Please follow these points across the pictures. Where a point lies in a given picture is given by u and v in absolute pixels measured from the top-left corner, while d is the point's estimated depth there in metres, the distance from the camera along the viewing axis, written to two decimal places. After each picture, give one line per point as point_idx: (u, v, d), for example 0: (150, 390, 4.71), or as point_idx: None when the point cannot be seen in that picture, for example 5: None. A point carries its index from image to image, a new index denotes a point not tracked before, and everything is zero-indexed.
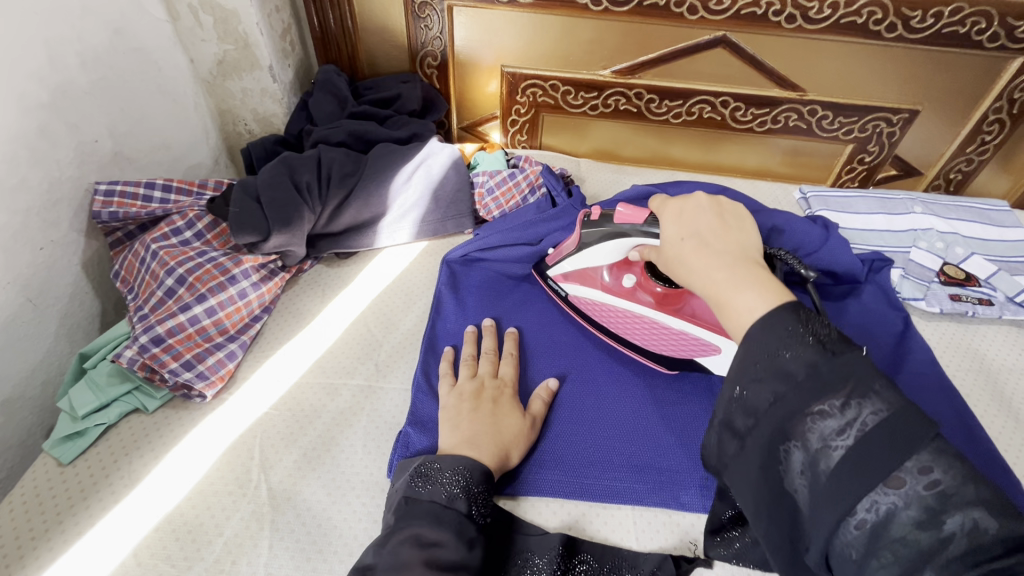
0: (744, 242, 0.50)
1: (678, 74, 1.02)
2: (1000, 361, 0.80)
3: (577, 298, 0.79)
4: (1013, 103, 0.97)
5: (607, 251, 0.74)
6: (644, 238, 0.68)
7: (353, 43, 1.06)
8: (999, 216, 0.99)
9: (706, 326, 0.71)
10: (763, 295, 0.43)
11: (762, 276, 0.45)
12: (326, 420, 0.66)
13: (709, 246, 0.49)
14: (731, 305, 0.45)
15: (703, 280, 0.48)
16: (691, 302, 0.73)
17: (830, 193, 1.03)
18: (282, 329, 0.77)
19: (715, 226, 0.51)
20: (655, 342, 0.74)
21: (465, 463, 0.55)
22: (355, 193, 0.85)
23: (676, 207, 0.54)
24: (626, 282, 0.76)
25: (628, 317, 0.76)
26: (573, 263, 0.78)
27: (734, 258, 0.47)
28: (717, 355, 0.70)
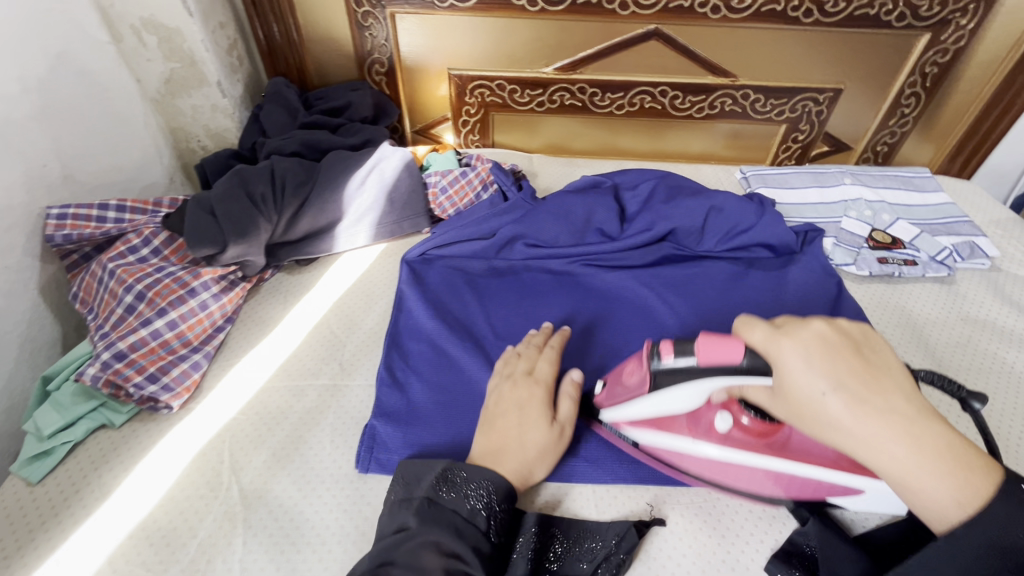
0: (898, 382, 0.44)
1: (617, 67, 1.06)
2: (925, 315, 0.86)
3: (653, 446, 0.64)
4: (926, 77, 1.04)
5: (688, 396, 0.56)
6: (736, 381, 0.51)
7: (300, 54, 1.08)
8: (922, 182, 1.07)
9: (828, 464, 0.57)
10: (962, 499, 0.41)
11: (945, 444, 0.42)
12: (293, 419, 0.68)
13: (875, 407, 0.42)
14: (916, 492, 0.42)
15: (863, 450, 0.43)
16: (788, 434, 0.59)
17: (768, 171, 1.10)
18: (247, 336, 0.79)
19: (859, 370, 0.44)
20: (757, 486, 0.61)
21: (490, 476, 0.57)
22: (310, 200, 0.87)
23: (792, 349, 0.45)
24: (721, 426, 0.59)
25: (728, 467, 0.60)
26: (636, 413, 0.62)
27: (909, 429, 0.42)
28: (859, 496, 0.58)
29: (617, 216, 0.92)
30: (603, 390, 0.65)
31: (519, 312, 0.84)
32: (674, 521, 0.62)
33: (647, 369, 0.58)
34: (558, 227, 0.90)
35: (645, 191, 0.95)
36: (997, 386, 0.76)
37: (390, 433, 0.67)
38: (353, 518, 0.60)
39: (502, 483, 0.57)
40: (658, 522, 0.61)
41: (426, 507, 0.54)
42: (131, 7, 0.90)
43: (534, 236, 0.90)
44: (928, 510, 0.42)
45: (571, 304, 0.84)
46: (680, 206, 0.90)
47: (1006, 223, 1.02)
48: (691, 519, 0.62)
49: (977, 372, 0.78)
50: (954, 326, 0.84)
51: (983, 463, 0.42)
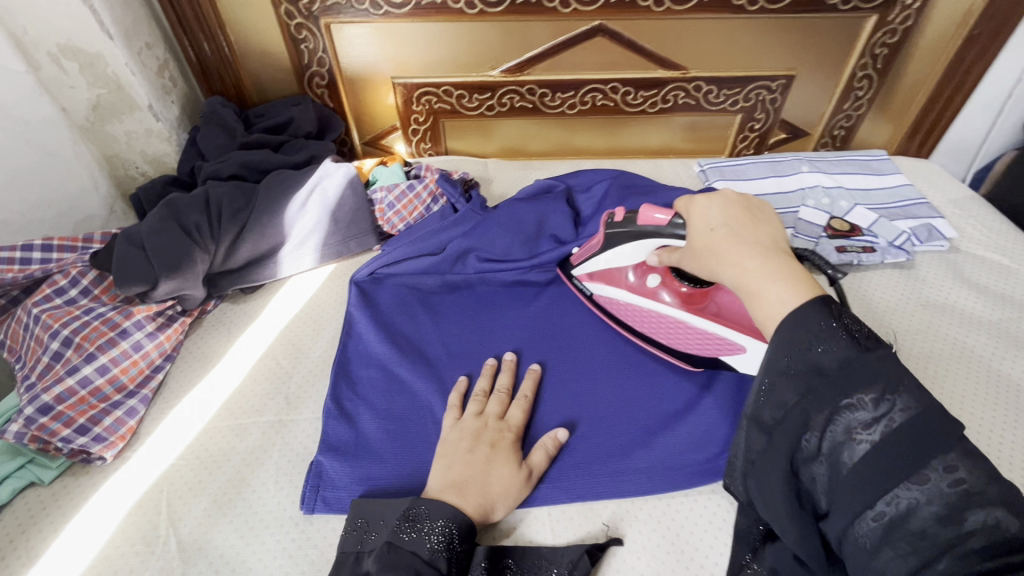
0: (772, 232, 0.54)
1: (565, 66, 1.04)
2: (885, 303, 0.85)
3: (601, 296, 0.80)
4: (876, 59, 1.03)
5: (629, 254, 0.74)
6: (667, 241, 0.68)
7: (235, 71, 1.04)
8: (879, 165, 1.05)
9: (727, 325, 0.71)
10: (793, 288, 0.48)
11: (796, 271, 0.49)
12: (236, 462, 0.65)
13: (735, 233, 0.54)
14: (761, 295, 0.49)
15: (715, 263, 0.54)
16: (717, 298, 0.74)
17: (725, 163, 1.08)
18: (188, 374, 0.75)
19: (740, 217, 0.55)
20: (668, 339, 0.75)
21: (452, 515, 0.55)
22: (249, 226, 0.84)
23: (704, 203, 0.58)
24: (651, 282, 0.76)
25: (654, 317, 0.76)
26: (594, 266, 0.79)
27: (763, 250, 0.51)
28: (741, 354, 0.70)
29: (570, 222, 0.89)
30: (581, 250, 0.83)
31: (474, 328, 0.81)
32: (631, 539, 0.60)
33: (604, 230, 0.76)
34: (510, 237, 0.87)
35: (598, 193, 0.92)
36: (959, 374, 0.74)
37: (339, 469, 0.64)
38: (299, 564, 0.58)
39: (463, 523, 0.56)
40: (613, 543, 0.59)
41: (386, 550, 0.53)
42: (46, 33, 0.83)
43: (485, 248, 0.87)
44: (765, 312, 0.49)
45: (527, 317, 0.82)
46: (633, 207, 0.88)
47: (965, 202, 1.01)
48: (648, 536, 0.60)
49: (938, 359, 0.76)
50: (914, 313, 0.83)
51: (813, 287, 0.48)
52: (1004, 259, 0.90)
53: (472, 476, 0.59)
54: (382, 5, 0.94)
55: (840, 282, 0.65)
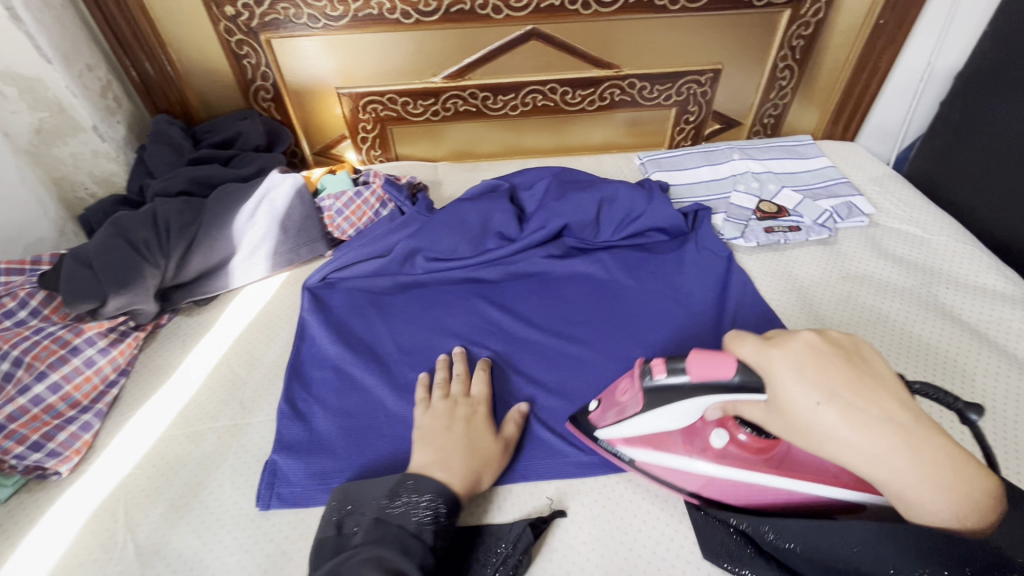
0: (890, 391, 0.44)
1: (503, 70, 1.08)
2: (809, 278, 0.90)
3: (649, 465, 0.64)
4: (794, 50, 1.10)
5: (679, 413, 0.57)
6: (734, 397, 0.51)
7: (180, 88, 1.06)
8: (805, 150, 1.12)
9: (825, 480, 0.54)
10: (955, 501, 0.42)
11: (936, 448, 0.42)
12: (192, 466, 0.68)
13: (874, 422, 0.42)
14: (911, 500, 0.43)
15: (845, 450, 0.43)
16: (788, 448, 0.57)
17: (662, 155, 1.13)
18: (143, 388, 0.76)
19: (849, 379, 0.44)
20: (739, 498, 0.60)
21: (438, 491, 0.58)
22: (198, 240, 0.86)
23: (782, 362, 0.46)
24: (716, 442, 0.59)
25: (730, 486, 0.59)
26: (633, 430, 0.62)
27: (903, 439, 0.42)
28: (859, 509, 0.55)
29: (514, 218, 0.93)
30: (597, 409, 0.67)
31: (425, 324, 0.85)
32: (574, 511, 0.64)
33: (642, 386, 0.58)
34: (456, 237, 0.91)
35: (540, 189, 0.97)
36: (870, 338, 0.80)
37: (293, 465, 0.67)
38: (255, 556, 0.60)
39: (449, 500, 0.58)
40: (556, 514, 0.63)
41: (375, 525, 0.55)
42: None
43: (433, 248, 0.90)
44: (914, 509, 0.44)
45: (474, 311, 0.86)
46: (571, 202, 0.93)
47: (883, 180, 1.08)
48: (589, 507, 0.65)
49: (851, 326, 0.82)
50: (835, 285, 0.89)
51: (977, 469, 0.43)
52: (916, 230, 0.97)
53: (452, 448, 0.63)
54: (320, 19, 0.98)
55: (967, 404, 0.50)
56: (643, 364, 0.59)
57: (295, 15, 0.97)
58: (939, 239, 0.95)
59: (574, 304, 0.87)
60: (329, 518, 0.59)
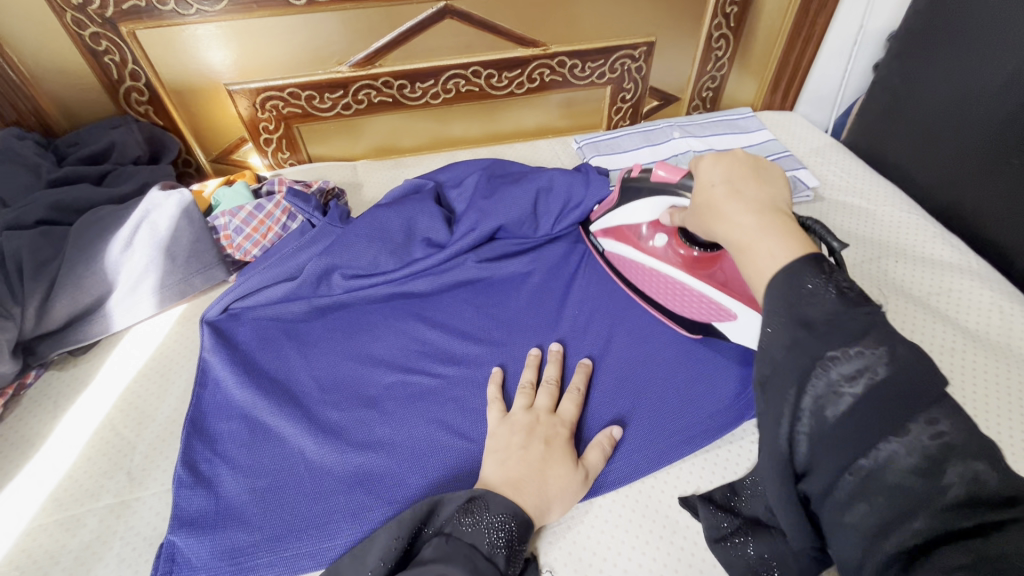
0: (774, 193, 0.45)
1: (419, 53, 0.96)
2: None
3: (613, 252, 0.81)
4: (728, 18, 1.04)
5: (645, 209, 0.74)
6: (675, 200, 0.67)
7: (30, 96, 0.88)
8: (747, 123, 1.07)
9: (727, 293, 0.69)
10: (788, 248, 0.40)
11: (792, 226, 0.41)
12: (68, 562, 0.56)
13: (740, 193, 0.45)
14: (749, 249, 0.41)
15: (723, 229, 0.44)
16: (720, 268, 0.71)
17: (600, 137, 1.05)
18: (5, 467, 0.63)
19: (744, 173, 0.46)
20: (662, 292, 0.76)
21: (512, 511, 0.53)
22: (63, 277, 0.72)
23: (707, 159, 0.49)
24: (658, 242, 0.75)
25: (650, 272, 0.76)
26: (609, 220, 0.80)
27: (770, 210, 0.43)
28: (733, 324, 0.69)
29: (441, 222, 0.83)
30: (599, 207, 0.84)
31: (348, 355, 0.74)
32: (547, 558, 0.57)
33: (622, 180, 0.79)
34: (376, 249, 0.80)
35: (469, 186, 0.88)
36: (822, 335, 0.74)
37: (195, 547, 0.56)
38: None
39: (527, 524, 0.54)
40: (534, 563, 0.56)
41: (444, 542, 0.51)
42: None
43: (350, 264, 0.79)
44: (756, 277, 0.41)
45: (404, 333, 0.76)
46: (504, 199, 0.84)
47: (826, 151, 1.05)
48: (561, 547, 0.58)
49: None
50: None
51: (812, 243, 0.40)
52: (863, 203, 0.94)
53: (526, 475, 0.57)
54: (191, 4, 0.83)
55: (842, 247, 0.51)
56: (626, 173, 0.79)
57: (160, 1, 0.83)
58: (885, 210, 0.92)
59: (514, 313, 0.79)
60: (382, 545, 0.53)
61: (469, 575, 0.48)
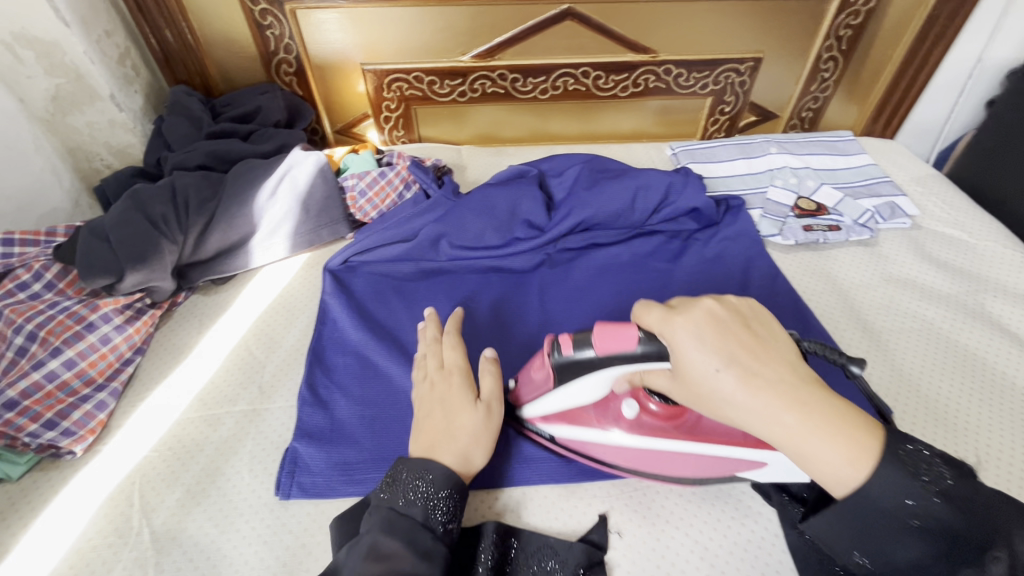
0: (785, 353, 0.44)
1: (536, 50, 1.03)
2: (850, 280, 0.87)
3: (568, 440, 0.64)
4: (841, 40, 1.05)
5: (588, 385, 0.58)
6: (636, 366, 0.52)
7: (200, 57, 1.03)
8: (846, 146, 1.08)
9: (730, 442, 0.58)
10: (852, 459, 0.40)
11: (813, 398, 0.42)
12: (209, 452, 0.65)
13: (750, 373, 0.42)
14: (812, 463, 0.41)
15: (762, 423, 0.42)
16: (695, 416, 0.59)
17: (695, 145, 1.09)
18: (159, 368, 0.74)
19: (748, 345, 0.43)
20: (687, 469, 0.61)
21: (425, 470, 0.55)
22: (218, 216, 0.83)
23: (685, 332, 0.44)
24: (627, 413, 0.60)
25: (650, 456, 0.61)
26: (549, 406, 0.62)
27: (791, 385, 0.42)
28: (763, 469, 0.58)
29: (543, 206, 0.89)
30: (518, 387, 0.65)
31: (449, 315, 0.81)
32: (615, 520, 0.62)
33: (551, 361, 0.58)
34: (482, 223, 0.87)
35: (570, 176, 0.93)
36: (984, 410, 0.71)
37: (314, 454, 0.64)
38: (274, 548, 0.58)
39: (451, 478, 0.55)
40: (602, 524, 0.61)
41: (366, 514, 0.52)
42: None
43: (458, 233, 0.87)
44: (823, 476, 0.41)
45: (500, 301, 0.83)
46: (603, 191, 0.89)
47: (927, 181, 1.04)
48: (627, 512, 0.62)
49: (955, 388, 0.73)
50: (878, 287, 0.86)
51: (866, 423, 0.41)
52: (962, 235, 0.93)
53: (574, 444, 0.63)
54: None
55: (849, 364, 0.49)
56: (551, 339, 0.59)
57: None
58: (987, 244, 0.91)
59: (602, 297, 0.83)
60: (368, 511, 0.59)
61: (388, 537, 0.49)
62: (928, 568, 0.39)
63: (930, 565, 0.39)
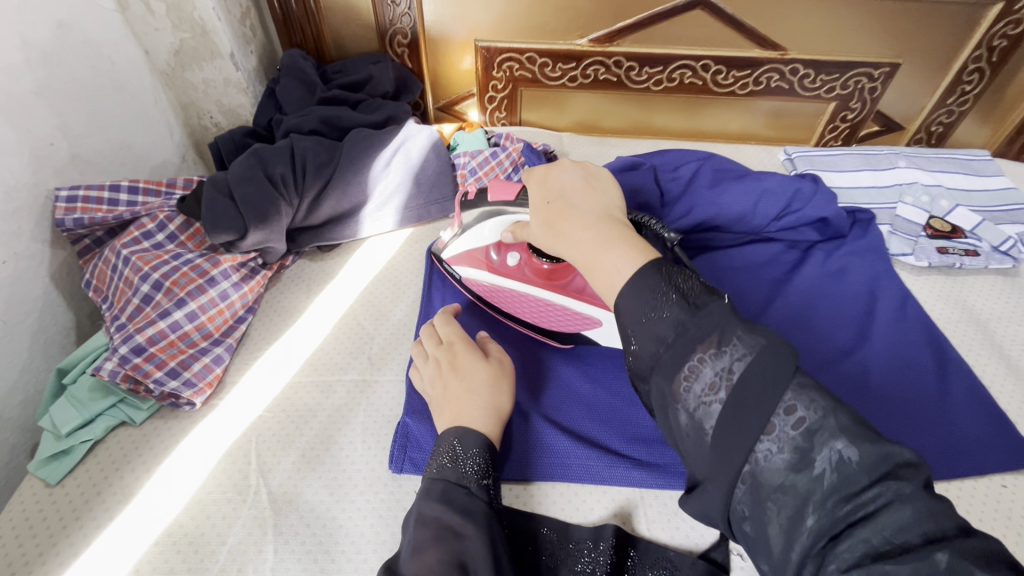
0: (606, 203, 0.52)
1: (658, 38, 0.99)
2: (989, 311, 0.81)
3: (473, 280, 0.73)
4: (993, 51, 0.97)
5: (486, 233, 0.69)
6: (515, 213, 0.65)
7: (317, 25, 1.01)
8: (982, 166, 1.00)
9: (584, 297, 0.67)
10: (630, 260, 0.44)
11: (635, 241, 0.46)
12: (322, 419, 0.64)
13: (591, 215, 0.49)
14: (600, 268, 0.46)
15: (573, 246, 0.48)
16: (571, 276, 0.69)
17: (814, 152, 1.03)
18: (270, 328, 0.74)
19: (579, 189, 0.52)
20: (554, 323, 0.70)
21: (460, 432, 0.54)
22: (333, 182, 0.82)
23: (538, 176, 0.55)
24: (511, 261, 0.70)
25: (510, 295, 0.71)
26: (456, 249, 0.73)
27: (610, 222, 0.48)
28: (600, 327, 0.68)
29: (659, 201, 0.85)
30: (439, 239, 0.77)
31: None
32: None
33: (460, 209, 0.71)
34: None
35: (688, 173, 0.88)
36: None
37: (429, 434, 0.63)
38: (389, 524, 0.57)
39: (483, 439, 0.54)
40: (726, 543, 0.56)
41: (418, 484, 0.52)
42: None
43: None
44: (604, 284, 0.45)
45: None
46: (727, 191, 0.84)
47: None
48: None
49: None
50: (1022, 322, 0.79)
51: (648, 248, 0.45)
52: None
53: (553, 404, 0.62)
54: None
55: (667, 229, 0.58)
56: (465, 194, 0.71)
57: None
58: None
59: None
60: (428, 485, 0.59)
61: (438, 504, 0.48)
62: (676, 359, 0.39)
63: (678, 355, 0.39)
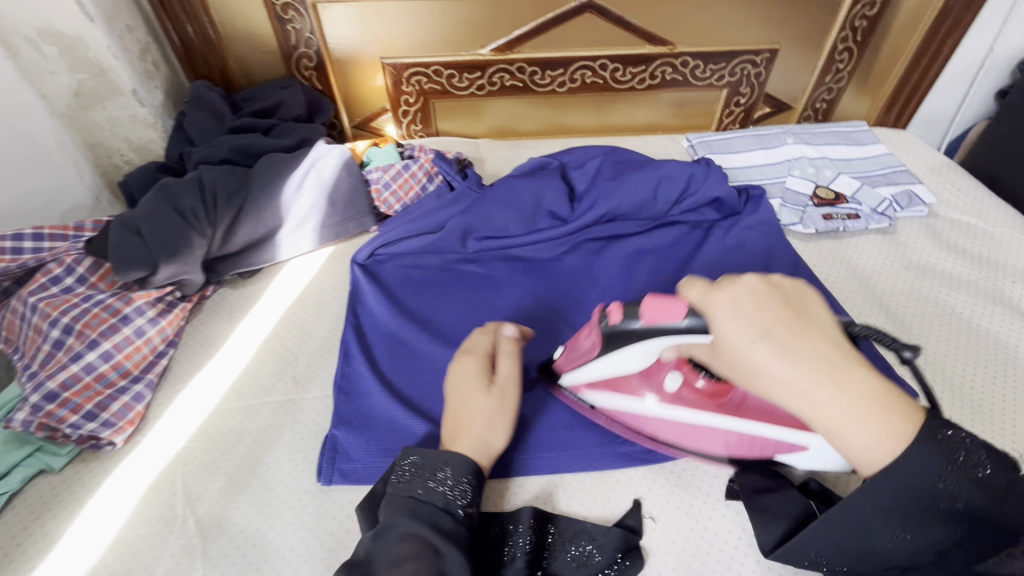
0: (828, 332, 0.40)
1: (556, 43, 1.04)
2: (869, 267, 0.89)
3: (604, 405, 0.65)
4: (856, 31, 1.06)
5: (636, 356, 0.58)
6: (680, 338, 0.51)
7: (220, 53, 1.03)
8: (861, 136, 1.09)
9: (767, 421, 0.57)
10: (882, 436, 0.40)
11: (874, 397, 0.39)
12: (248, 442, 0.66)
13: (787, 348, 0.39)
14: (843, 437, 0.40)
15: (786, 394, 0.40)
16: (742, 395, 0.58)
17: (712, 137, 1.10)
18: (193, 360, 0.75)
19: (786, 319, 0.39)
20: (714, 446, 0.62)
21: (421, 453, 0.56)
22: (246, 209, 0.83)
23: (723, 304, 0.41)
24: (669, 387, 0.60)
25: (648, 421, 0.63)
26: (592, 373, 0.63)
27: (841, 374, 0.39)
28: (804, 452, 0.57)
29: (565, 197, 0.90)
30: (561, 355, 0.67)
31: (477, 307, 0.81)
32: (648, 505, 0.61)
33: (598, 329, 0.60)
34: (507, 214, 0.88)
35: (592, 167, 0.94)
36: (1007, 392, 0.72)
37: (354, 441, 0.65)
38: (318, 534, 0.58)
39: (471, 465, 0.56)
40: (636, 509, 0.61)
41: (387, 499, 0.53)
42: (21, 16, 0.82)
43: (482, 225, 0.88)
44: (853, 453, 0.41)
45: (526, 294, 0.83)
46: (626, 181, 0.90)
47: (942, 169, 1.05)
48: (661, 497, 0.62)
49: (979, 372, 0.74)
50: (899, 275, 0.87)
51: (907, 406, 0.41)
52: (980, 223, 0.94)
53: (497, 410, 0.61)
54: None
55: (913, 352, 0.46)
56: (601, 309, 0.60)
57: None
58: (1006, 232, 0.92)
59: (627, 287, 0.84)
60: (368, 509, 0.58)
61: (419, 525, 0.50)
62: (954, 556, 0.42)
63: (955, 554, 0.42)
